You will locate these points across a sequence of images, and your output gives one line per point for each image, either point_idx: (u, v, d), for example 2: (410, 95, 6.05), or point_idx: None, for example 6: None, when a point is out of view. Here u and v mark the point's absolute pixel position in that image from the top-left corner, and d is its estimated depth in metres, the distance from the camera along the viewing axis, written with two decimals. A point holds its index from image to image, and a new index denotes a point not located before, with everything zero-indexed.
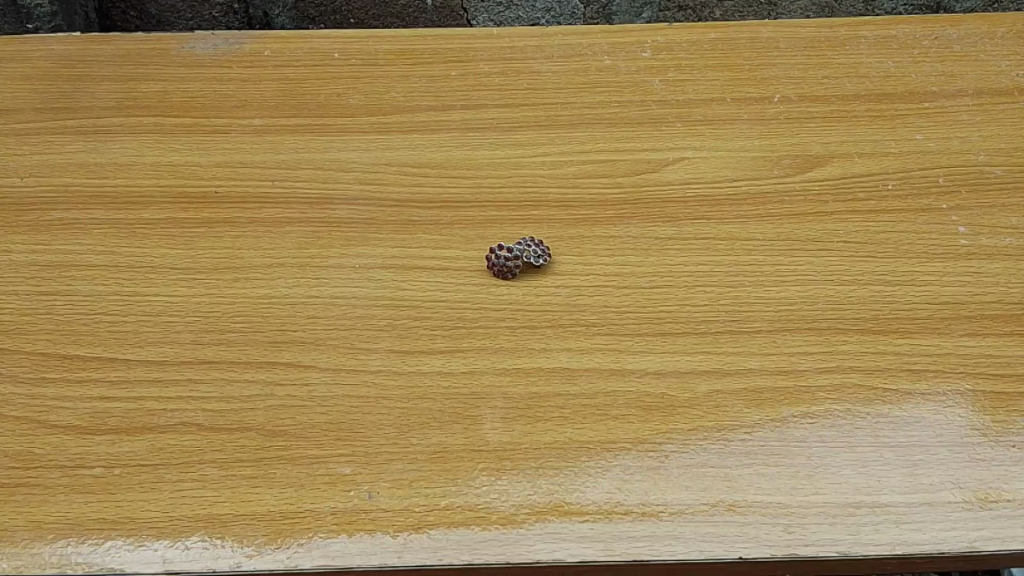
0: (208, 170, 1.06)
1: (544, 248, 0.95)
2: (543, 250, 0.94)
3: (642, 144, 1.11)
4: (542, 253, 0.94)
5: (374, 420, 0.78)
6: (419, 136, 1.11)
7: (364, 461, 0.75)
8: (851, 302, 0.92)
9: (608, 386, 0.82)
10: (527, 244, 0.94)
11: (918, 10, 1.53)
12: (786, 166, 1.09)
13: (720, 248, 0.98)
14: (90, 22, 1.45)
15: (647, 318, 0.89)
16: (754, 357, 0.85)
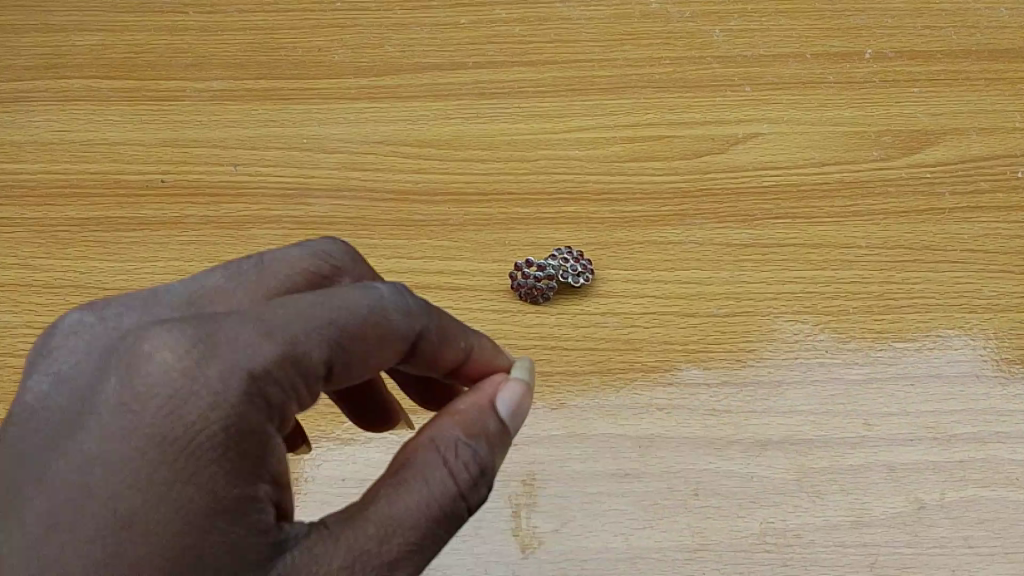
0: (154, 151, 0.83)
1: (586, 262, 0.72)
2: (586, 261, 0.72)
3: (703, 116, 0.87)
4: (585, 266, 0.71)
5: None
6: (420, 105, 0.87)
7: None
8: (996, 338, 0.70)
9: (680, 461, 0.62)
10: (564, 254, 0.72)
11: None
12: (884, 146, 0.86)
13: (811, 258, 0.75)
14: None
15: (722, 360, 0.68)
16: (872, 420, 0.65)
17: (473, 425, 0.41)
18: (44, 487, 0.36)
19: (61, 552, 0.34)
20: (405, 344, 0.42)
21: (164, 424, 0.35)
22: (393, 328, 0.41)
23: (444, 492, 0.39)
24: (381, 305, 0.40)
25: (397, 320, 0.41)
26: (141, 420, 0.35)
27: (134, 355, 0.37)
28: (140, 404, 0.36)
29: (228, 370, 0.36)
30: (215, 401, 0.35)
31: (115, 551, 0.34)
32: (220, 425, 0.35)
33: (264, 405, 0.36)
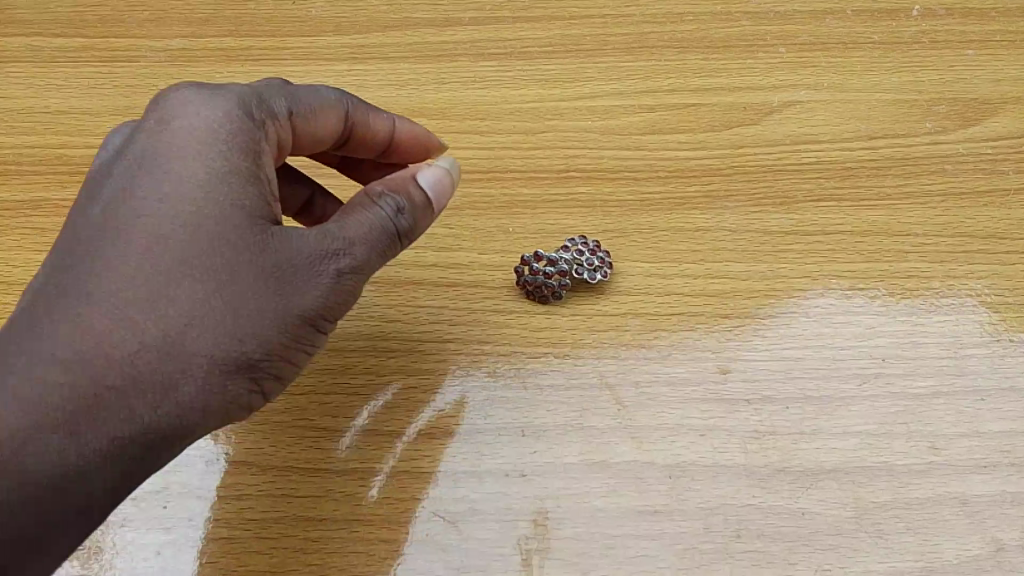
0: (102, 121, 0.72)
1: (605, 254, 0.62)
2: (603, 255, 0.62)
3: (733, 80, 0.76)
4: (602, 260, 0.61)
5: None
6: (409, 67, 0.76)
7: None
8: None
9: (720, 495, 0.52)
10: (577, 244, 0.62)
11: None
12: (940, 116, 0.75)
13: (861, 247, 0.65)
14: None
15: (763, 369, 0.58)
16: (939, 444, 0.55)
17: (405, 176, 0.51)
18: (94, 211, 0.44)
19: (119, 252, 0.42)
20: (335, 119, 0.53)
21: (191, 127, 0.45)
22: (332, 104, 0.53)
23: (379, 219, 0.47)
24: (322, 94, 0.52)
25: (333, 98, 0.53)
26: (175, 127, 0.45)
27: (152, 112, 0.46)
28: (164, 135, 0.45)
29: (231, 111, 0.46)
30: (217, 120, 0.45)
31: (161, 239, 0.42)
32: (229, 137, 0.45)
33: (251, 122, 0.46)
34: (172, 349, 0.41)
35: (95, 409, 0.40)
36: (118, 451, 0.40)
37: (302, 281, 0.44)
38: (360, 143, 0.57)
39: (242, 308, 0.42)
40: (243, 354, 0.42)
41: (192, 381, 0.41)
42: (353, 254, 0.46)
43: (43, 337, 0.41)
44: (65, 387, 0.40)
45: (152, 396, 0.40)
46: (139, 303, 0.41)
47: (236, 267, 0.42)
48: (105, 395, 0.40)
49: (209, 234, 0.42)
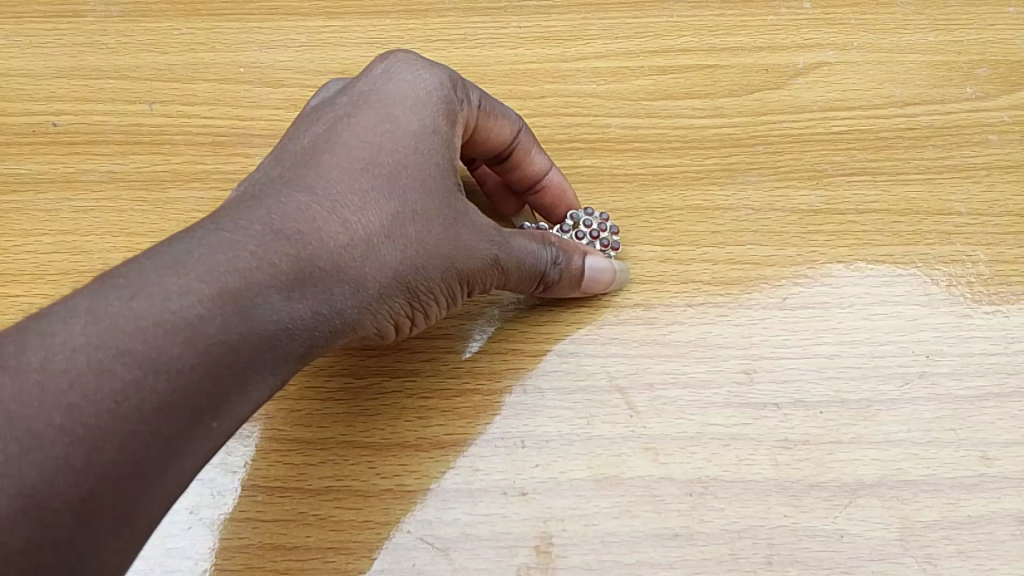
0: (45, 83, 0.64)
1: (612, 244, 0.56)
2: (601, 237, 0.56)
3: (752, 39, 0.68)
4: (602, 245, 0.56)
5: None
6: (391, 23, 0.68)
7: None
8: None
9: (746, 515, 0.46)
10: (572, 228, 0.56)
11: None
12: (982, 79, 0.68)
13: (898, 228, 0.58)
14: None
15: (792, 367, 0.51)
16: (991, 453, 0.49)
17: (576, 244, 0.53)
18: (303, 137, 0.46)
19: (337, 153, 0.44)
20: (510, 134, 0.54)
21: (411, 80, 0.48)
22: (514, 126, 0.54)
23: (543, 256, 0.49)
24: (509, 112, 0.54)
25: (517, 122, 0.54)
26: (396, 73, 0.48)
27: (372, 67, 0.49)
28: (381, 87, 0.47)
29: (445, 85, 0.48)
30: (442, 84, 0.48)
31: (374, 167, 0.44)
32: (442, 105, 0.47)
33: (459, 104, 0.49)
34: (377, 259, 0.43)
35: (302, 302, 0.40)
36: (307, 349, 0.41)
37: (479, 249, 0.46)
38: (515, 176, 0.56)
39: (430, 244, 0.45)
40: (420, 283, 0.45)
41: (381, 294, 0.43)
42: (516, 258, 0.48)
43: (266, 225, 0.41)
44: (288, 275, 0.40)
45: (347, 300, 0.42)
46: (356, 215, 0.42)
47: (433, 200, 0.45)
48: (314, 290, 0.41)
49: (421, 166, 0.45)
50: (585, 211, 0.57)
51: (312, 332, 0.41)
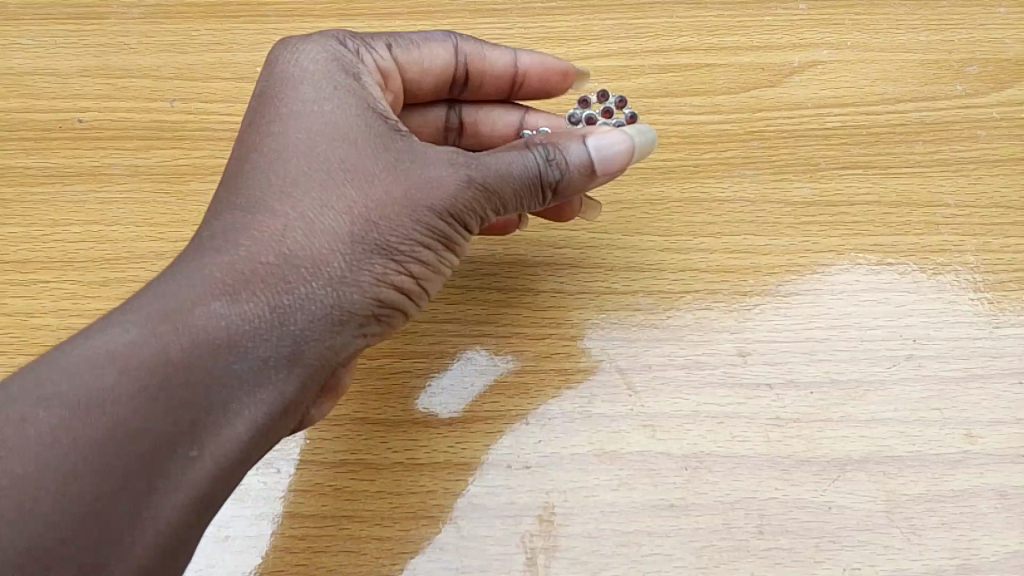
0: (71, 82, 0.67)
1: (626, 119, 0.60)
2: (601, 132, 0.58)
3: (750, 39, 0.71)
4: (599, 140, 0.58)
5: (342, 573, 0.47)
6: (401, 25, 0.70)
7: None
8: None
9: (740, 488, 0.49)
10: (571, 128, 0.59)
11: None
12: (971, 77, 0.70)
13: (889, 219, 0.61)
14: None
15: (787, 350, 0.54)
16: (975, 431, 0.51)
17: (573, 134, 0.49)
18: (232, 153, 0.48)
19: (259, 154, 0.45)
20: (449, 54, 0.57)
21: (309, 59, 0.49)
22: (444, 45, 0.57)
23: (525, 158, 0.46)
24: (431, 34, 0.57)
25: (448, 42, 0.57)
26: (293, 55, 0.49)
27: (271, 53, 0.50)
28: (283, 72, 0.48)
29: (335, 45, 0.50)
30: (331, 49, 0.49)
31: (294, 153, 0.45)
32: (337, 66, 0.48)
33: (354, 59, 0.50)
34: (321, 237, 0.43)
35: (259, 291, 0.41)
36: (282, 333, 0.41)
37: (440, 181, 0.44)
38: (489, 82, 0.59)
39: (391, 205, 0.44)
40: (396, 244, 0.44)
41: (351, 267, 0.43)
42: (491, 174, 0.45)
43: (198, 250, 0.43)
44: (220, 279, 0.41)
45: (310, 278, 0.42)
46: (284, 204, 0.43)
47: (366, 162, 0.45)
48: (266, 276, 0.41)
49: (341, 134, 0.45)
50: (585, 117, 0.60)
51: (281, 313, 0.41)
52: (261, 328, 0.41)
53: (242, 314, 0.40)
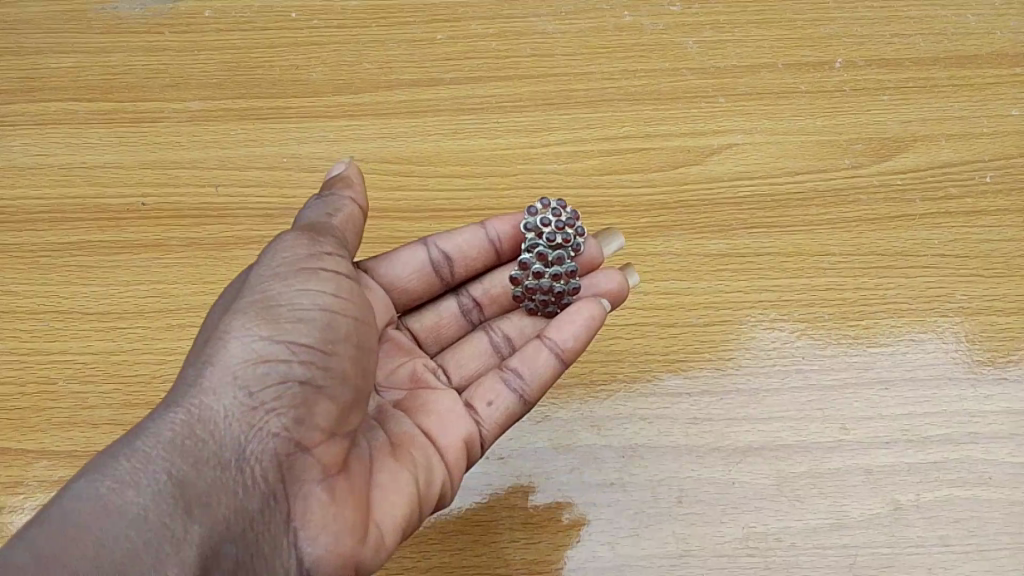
0: (135, 173, 0.84)
1: (563, 203, 0.67)
2: (568, 234, 0.65)
3: (678, 126, 0.88)
4: (565, 239, 0.65)
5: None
6: (399, 122, 0.88)
7: None
8: (941, 318, 0.74)
9: (664, 470, 0.64)
10: (536, 221, 0.66)
11: None
12: (858, 153, 0.87)
13: (787, 267, 0.77)
14: None
15: (704, 370, 0.69)
16: (849, 424, 0.66)
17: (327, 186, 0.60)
18: None
19: None
20: (423, 259, 0.65)
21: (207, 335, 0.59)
22: (414, 257, 0.64)
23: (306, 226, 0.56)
24: (398, 253, 0.64)
25: (411, 252, 0.64)
26: None
27: None
28: None
29: None
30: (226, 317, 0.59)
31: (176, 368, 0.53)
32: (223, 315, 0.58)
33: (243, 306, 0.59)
34: (182, 386, 0.48)
35: (124, 447, 0.46)
36: (161, 462, 0.45)
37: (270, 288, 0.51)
38: (477, 260, 0.66)
39: (225, 327, 0.50)
40: (244, 348, 0.49)
41: (200, 385, 0.48)
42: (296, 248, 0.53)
43: None
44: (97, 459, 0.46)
45: (164, 414, 0.47)
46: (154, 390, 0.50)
47: (214, 327, 0.52)
48: (130, 435, 0.47)
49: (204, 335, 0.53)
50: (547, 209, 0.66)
51: (145, 451, 0.45)
52: (132, 471, 0.45)
53: (112, 473, 0.45)
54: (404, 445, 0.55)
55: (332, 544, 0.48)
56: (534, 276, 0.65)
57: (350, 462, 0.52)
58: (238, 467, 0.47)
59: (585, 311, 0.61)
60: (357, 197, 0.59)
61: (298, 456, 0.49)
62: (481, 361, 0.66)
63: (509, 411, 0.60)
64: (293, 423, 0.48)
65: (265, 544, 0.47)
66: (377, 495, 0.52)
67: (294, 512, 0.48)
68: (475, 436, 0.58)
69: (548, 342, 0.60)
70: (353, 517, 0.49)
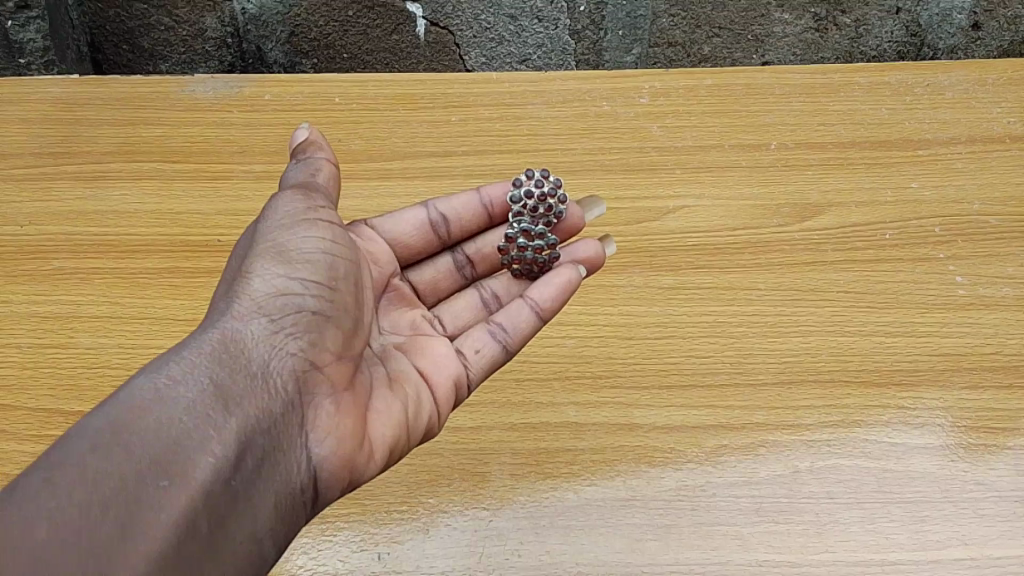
0: (210, 217, 1.05)
1: (548, 176, 0.88)
2: (549, 205, 0.88)
3: (642, 191, 1.11)
4: (546, 210, 0.88)
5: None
6: (421, 183, 1.11)
7: (376, 518, 0.78)
8: (839, 336, 0.94)
9: (620, 441, 0.83)
10: (521, 194, 0.88)
11: (901, 49, 1.42)
12: (785, 215, 1.09)
13: (722, 298, 0.98)
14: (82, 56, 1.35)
15: (653, 371, 0.89)
16: (762, 412, 0.86)
17: (303, 156, 0.80)
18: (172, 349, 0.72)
19: None
20: (422, 219, 0.88)
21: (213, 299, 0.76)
22: (413, 218, 0.88)
23: (300, 190, 0.75)
24: (403, 215, 0.88)
25: (411, 213, 0.88)
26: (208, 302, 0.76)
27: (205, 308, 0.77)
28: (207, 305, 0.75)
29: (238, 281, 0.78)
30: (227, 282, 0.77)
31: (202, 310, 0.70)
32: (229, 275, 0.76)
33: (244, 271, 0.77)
34: (219, 320, 0.67)
35: (176, 357, 0.63)
36: (205, 368, 0.63)
37: (282, 243, 0.71)
38: (469, 220, 0.90)
39: (250, 274, 0.69)
40: (267, 289, 0.68)
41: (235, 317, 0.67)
42: (297, 210, 0.73)
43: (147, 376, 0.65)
44: (153, 366, 0.63)
45: (205, 338, 0.65)
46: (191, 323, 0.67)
47: (236, 276, 0.70)
48: (180, 349, 0.64)
49: (225, 286, 0.71)
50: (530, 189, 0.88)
51: (193, 361, 0.63)
52: (182, 372, 0.62)
53: (167, 372, 0.61)
54: (398, 381, 0.78)
55: (334, 448, 0.68)
56: (520, 248, 0.88)
57: (351, 389, 0.72)
58: (263, 378, 0.65)
59: (561, 275, 0.84)
60: (327, 157, 0.81)
61: (308, 375, 0.68)
62: (470, 313, 0.89)
63: (490, 356, 0.83)
64: (305, 349, 0.68)
65: (282, 442, 0.65)
66: (372, 417, 0.73)
67: (306, 422, 0.67)
68: (462, 375, 0.81)
69: (529, 304, 0.82)
70: (352, 428, 0.70)
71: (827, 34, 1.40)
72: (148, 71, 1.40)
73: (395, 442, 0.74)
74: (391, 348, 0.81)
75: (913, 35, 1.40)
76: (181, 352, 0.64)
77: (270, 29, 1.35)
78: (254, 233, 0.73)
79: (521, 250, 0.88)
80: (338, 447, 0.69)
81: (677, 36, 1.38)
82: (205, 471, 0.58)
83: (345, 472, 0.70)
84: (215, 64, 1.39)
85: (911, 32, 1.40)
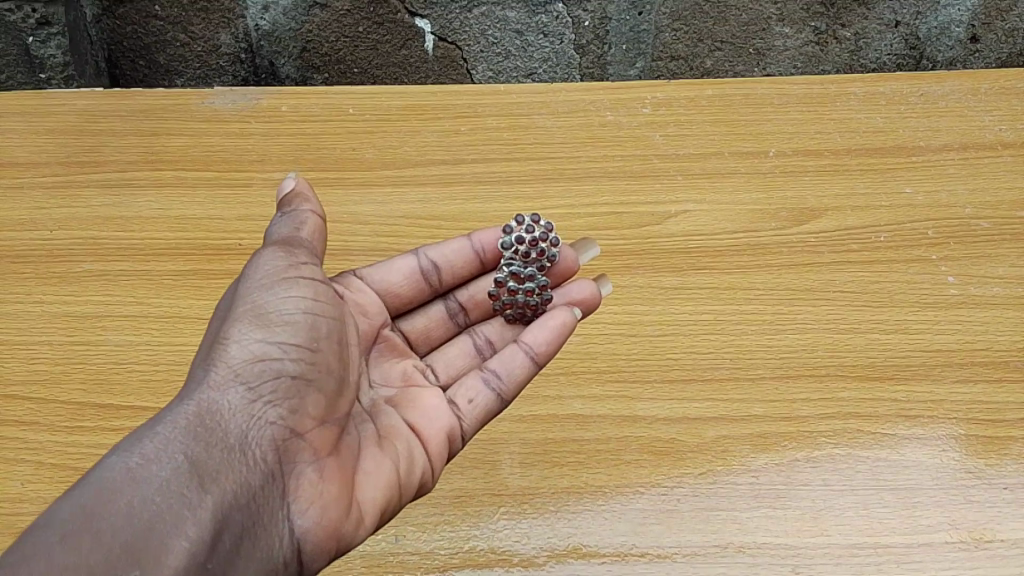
0: (231, 222, 1.10)
1: (536, 221, 0.93)
2: (541, 249, 0.92)
3: (645, 196, 1.15)
4: (538, 253, 0.92)
5: (486, 575, 0.78)
6: (432, 190, 1.15)
7: None
8: (834, 333, 0.98)
9: (624, 431, 0.87)
10: (511, 240, 0.92)
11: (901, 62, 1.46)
12: (783, 218, 1.13)
13: (722, 297, 1.02)
14: (100, 71, 1.41)
15: (656, 366, 0.93)
16: (760, 404, 0.90)
17: (285, 212, 0.81)
18: None
19: None
20: (415, 266, 0.92)
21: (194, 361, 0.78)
22: (407, 267, 0.92)
23: (280, 246, 0.77)
24: (396, 264, 0.92)
25: (404, 262, 0.92)
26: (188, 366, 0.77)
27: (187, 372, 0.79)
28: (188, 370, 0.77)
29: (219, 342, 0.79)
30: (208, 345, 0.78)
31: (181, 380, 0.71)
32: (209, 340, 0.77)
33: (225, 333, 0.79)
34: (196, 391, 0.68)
35: (151, 434, 0.64)
36: (180, 443, 0.64)
37: (260, 306, 0.72)
38: (462, 266, 0.94)
39: (227, 340, 0.70)
40: (244, 356, 0.69)
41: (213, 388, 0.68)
42: (277, 267, 0.75)
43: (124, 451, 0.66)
44: (128, 443, 0.64)
45: (181, 412, 0.66)
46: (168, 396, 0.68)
47: (213, 342, 0.72)
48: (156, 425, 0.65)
49: (202, 352, 0.72)
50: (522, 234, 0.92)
51: (168, 437, 0.64)
52: (157, 450, 0.63)
53: (141, 452, 0.62)
54: (388, 439, 0.78)
55: (318, 517, 0.68)
56: (513, 292, 0.92)
57: (336, 452, 0.73)
58: (241, 450, 0.66)
59: (556, 318, 0.86)
60: (315, 209, 0.82)
61: (288, 443, 0.69)
62: (464, 360, 0.92)
63: (483, 406, 0.84)
64: (283, 416, 0.69)
65: (262, 515, 0.66)
66: (360, 480, 0.74)
67: (288, 490, 0.68)
68: (455, 427, 0.82)
69: (524, 350, 0.85)
70: (337, 492, 0.70)
71: (825, 48, 1.44)
72: (164, 85, 1.45)
73: (384, 504, 0.75)
74: (381, 403, 0.83)
75: (912, 48, 1.44)
76: (156, 428, 0.65)
77: (283, 45, 1.40)
78: (233, 296, 0.74)
79: (513, 294, 0.92)
80: (322, 515, 0.69)
81: (678, 50, 1.43)
82: (179, 555, 0.58)
83: (329, 541, 0.69)
84: (230, 79, 1.45)
85: (910, 45, 1.44)
